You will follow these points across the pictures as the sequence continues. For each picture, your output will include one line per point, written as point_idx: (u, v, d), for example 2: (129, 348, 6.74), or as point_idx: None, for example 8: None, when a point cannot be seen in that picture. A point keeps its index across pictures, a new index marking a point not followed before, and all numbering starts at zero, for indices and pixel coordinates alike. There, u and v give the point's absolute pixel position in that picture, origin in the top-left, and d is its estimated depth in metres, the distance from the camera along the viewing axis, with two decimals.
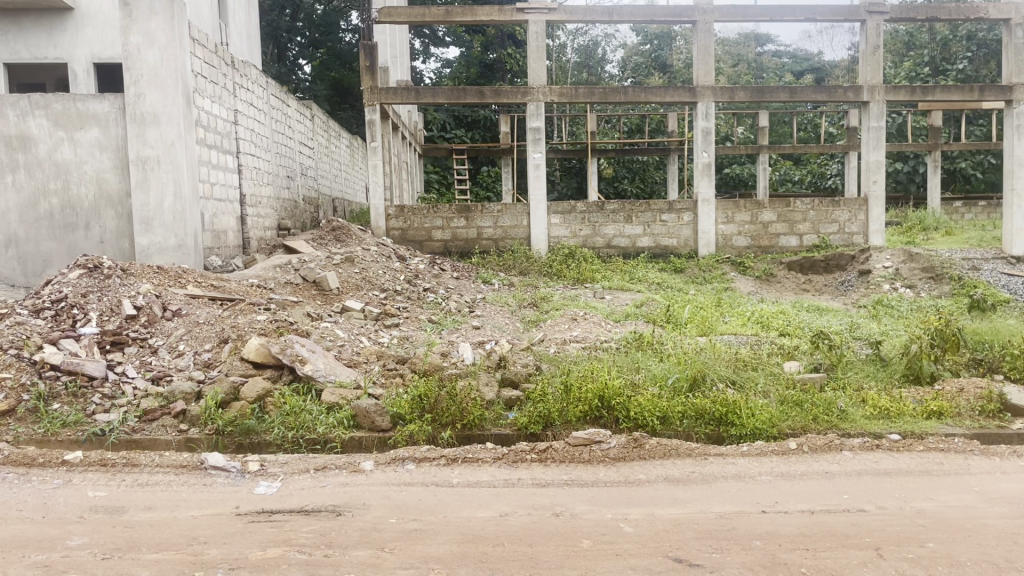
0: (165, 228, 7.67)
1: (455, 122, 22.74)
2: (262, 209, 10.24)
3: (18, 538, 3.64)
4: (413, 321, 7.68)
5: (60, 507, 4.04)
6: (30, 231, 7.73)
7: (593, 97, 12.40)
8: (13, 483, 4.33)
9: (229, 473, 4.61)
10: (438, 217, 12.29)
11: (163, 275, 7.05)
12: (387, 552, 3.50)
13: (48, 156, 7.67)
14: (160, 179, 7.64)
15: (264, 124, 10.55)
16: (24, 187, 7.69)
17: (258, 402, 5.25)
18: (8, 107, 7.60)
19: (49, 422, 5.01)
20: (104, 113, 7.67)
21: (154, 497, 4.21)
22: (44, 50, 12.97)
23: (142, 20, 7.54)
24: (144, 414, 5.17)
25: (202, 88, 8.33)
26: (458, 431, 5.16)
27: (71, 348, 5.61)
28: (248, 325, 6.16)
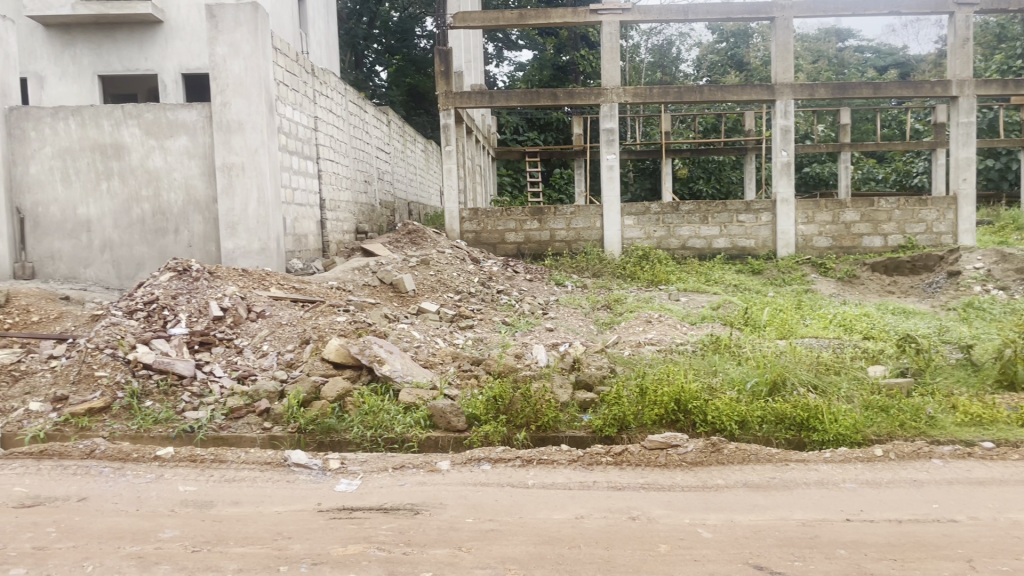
0: (249, 232, 7.92)
1: (528, 125, 22.84)
2: (341, 212, 10.47)
3: (114, 529, 3.82)
4: (486, 322, 7.73)
5: (153, 501, 4.21)
6: (123, 235, 8.08)
7: (667, 96, 12.29)
8: (110, 477, 4.54)
9: (311, 470, 4.74)
10: (511, 219, 12.33)
11: (248, 277, 7.30)
12: (465, 551, 3.54)
13: (141, 164, 8.01)
14: (245, 185, 7.91)
15: (343, 130, 10.79)
16: (118, 194, 8.04)
17: (338, 402, 5.40)
18: (103, 117, 7.97)
19: (142, 419, 5.23)
20: (193, 122, 7.97)
21: (241, 493, 4.36)
22: (135, 62, 13.58)
23: (228, 32, 7.82)
24: (230, 411, 5.36)
25: (284, 97, 8.58)
26: (532, 433, 5.18)
27: (161, 348, 5.83)
28: (329, 326, 6.31)
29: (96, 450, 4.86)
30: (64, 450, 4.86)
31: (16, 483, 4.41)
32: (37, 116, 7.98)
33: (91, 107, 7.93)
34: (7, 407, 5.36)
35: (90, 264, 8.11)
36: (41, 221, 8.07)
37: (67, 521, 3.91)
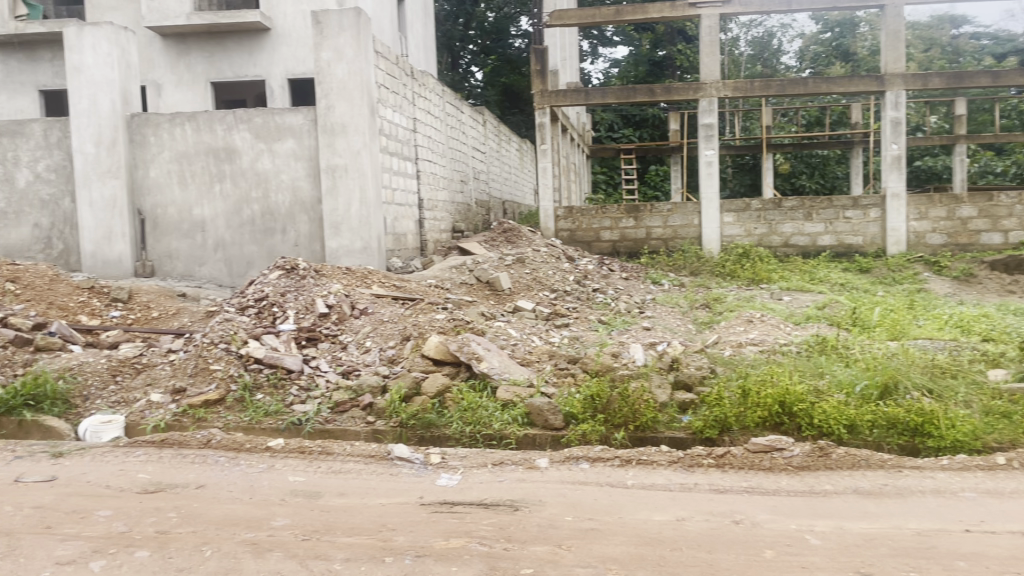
0: (352, 231, 8.17)
1: (623, 122, 22.65)
2: (438, 212, 10.63)
3: (230, 516, 4.00)
4: (582, 321, 7.70)
5: (266, 490, 4.40)
6: (234, 235, 8.43)
7: (770, 89, 11.95)
8: (226, 466, 4.76)
9: (413, 464, 4.84)
10: (607, 217, 12.26)
11: (351, 275, 7.51)
12: (565, 549, 3.55)
13: (250, 167, 8.34)
14: (348, 186, 8.15)
15: (440, 130, 10.97)
16: (230, 195, 8.39)
17: (437, 397, 5.50)
18: (216, 122, 8.34)
19: (254, 411, 5.47)
20: (299, 125, 8.26)
21: (347, 484, 4.50)
22: (245, 69, 14.15)
23: (332, 37, 8.06)
24: (335, 405, 5.54)
25: (385, 99, 8.78)
26: (631, 433, 5.16)
27: (271, 343, 6.07)
28: (429, 323, 6.42)
29: (213, 439, 5.10)
30: (183, 439, 5.12)
31: (141, 469, 4.68)
32: (156, 123, 8.42)
33: (205, 113, 8.31)
34: (131, 397, 5.69)
35: (204, 262, 8.49)
36: (160, 222, 8.51)
37: (187, 507, 4.12)
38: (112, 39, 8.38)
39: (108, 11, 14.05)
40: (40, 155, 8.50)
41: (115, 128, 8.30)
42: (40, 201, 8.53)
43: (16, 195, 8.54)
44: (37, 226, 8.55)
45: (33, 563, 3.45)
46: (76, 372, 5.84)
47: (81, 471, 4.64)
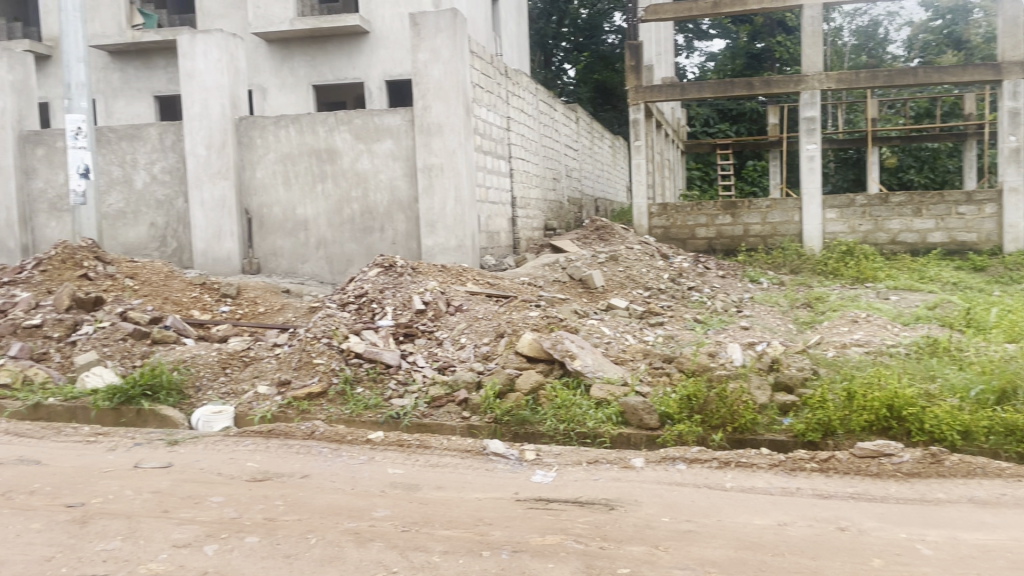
0: (447, 230, 8.32)
1: (719, 117, 22.18)
2: (531, 210, 10.68)
3: (334, 506, 4.13)
4: (678, 320, 7.58)
5: (366, 481, 4.52)
6: (335, 234, 8.68)
7: (876, 80, 11.49)
8: (329, 457, 4.92)
9: (508, 459, 4.89)
10: (702, 214, 12.03)
11: (446, 273, 7.63)
12: (662, 550, 3.51)
13: (351, 167, 8.57)
14: (444, 185, 8.29)
15: (534, 128, 11.01)
16: (331, 195, 8.65)
17: (531, 394, 5.52)
18: (318, 124, 8.60)
19: (354, 404, 5.63)
20: (397, 126, 8.44)
21: (444, 478, 4.58)
22: (345, 71, 14.55)
23: (429, 39, 8.21)
24: (432, 400, 5.64)
25: (480, 99, 8.89)
26: (729, 434, 5.07)
27: (371, 338, 6.23)
28: (522, 321, 6.46)
29: (316, 431, 5.28)
30: (288, 430, 5.31)
31: (249, 458, 4.89)
32: (263, 125, 8.75)
33: (308, 116, 8.58)
34: (240, 389, 5.94)
35: (306, 260, 8.78)
36: (265, 221, 8.84)
37: (292, 496, 4.28)
38: (222, 45, 8.73)
39: (216, 18, 14.67)
40: (156, 157, 8.95)
41: (225, 131, 8.67)
42: (155, 201, 8.99)
43: (134, 196, 9.03)
44: (153, 225, 9.02)
45: (151, 545, 3.65)
46: (189, 364, 6.15)
47: (195, 458, 4.88)
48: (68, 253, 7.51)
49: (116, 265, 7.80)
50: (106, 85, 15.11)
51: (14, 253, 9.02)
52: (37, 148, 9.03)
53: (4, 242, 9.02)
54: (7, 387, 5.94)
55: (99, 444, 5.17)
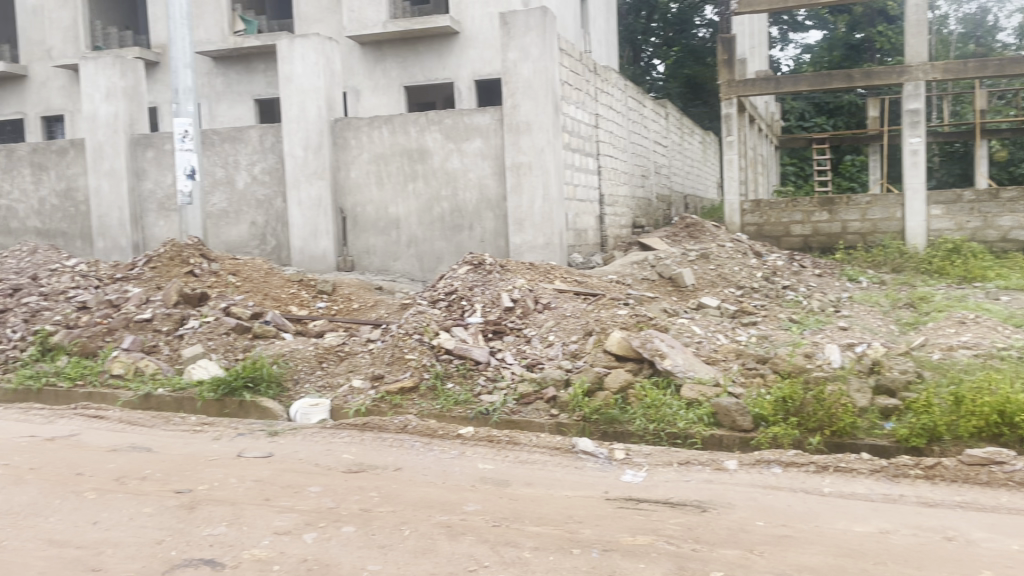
0: (535, 228, 8.35)
1: (815, 110, 21.49)
2: (619, 207, 10.61)
3: (426, 499, 4.21)
4: (772, 319, 7.39)
5: (458, 476, 4.58)
6: (425, 232, 8.83)
7: (986, 70, 10.92)
8: (421, 451, 5.01)
9: (598, 458, 4.87)
10: (797, 210, 11.65)
11: (534, 271, 7.66)
12: (757, 554, 3.44)
13: (441, 166, 8.70)
14: (532, 183, 8.33)
15: (622, 125, 10.94)
16: (422, 194, 8.79)
17: (621, 393, 5.49)
18: (410, 125, 8.76)
19: (445, 400, 5.71)
20: (486, 125, 8.53)
21: (534, 475, 4.60)
22: (435, 72, 14.78)
23: (519, 37, 8.26)
24: (521, 397, 5.68)
25: (569, 97, 8.88)
26: (827, 438, 4.92)
27: (460, 335, 6.32)
28: (611, 319, 6.43)
29: (409, 425, 5.39)
30: (382, 423, 5.44)
31: (345, 450, 5.03)
32: (357, 126, 8.97)
33: (401, 116, 8.76)
34: (335, 382, 6.12)
35: (398, 258, 8.95)
36: (359, 220, 9.07)
37: (386, 487, 4.38)
38: (319, 49, 9.00)
39: (313, 22, 15.11)
40: (256, 159, 9.30)
41: (321, 132, 8.94)
42: (256, 201, 9.34)
43: (236, 196, 9.40)
44: (253, 224, 9.38)
45: (254, 531, 3.80)
46: (288, 358, 6.37)
47: (294, 449, 5.06)
48: (176, 250, 7.92)
49: (220, 262, 8.14)
50: (210, 89, 15.77)
51: (126, 251, 9.52)
52: (147, 151, 9.52)
53: (116, 240, 9.54)
54: (121, 377, 6.29)
55: (205, 434, 5.42)
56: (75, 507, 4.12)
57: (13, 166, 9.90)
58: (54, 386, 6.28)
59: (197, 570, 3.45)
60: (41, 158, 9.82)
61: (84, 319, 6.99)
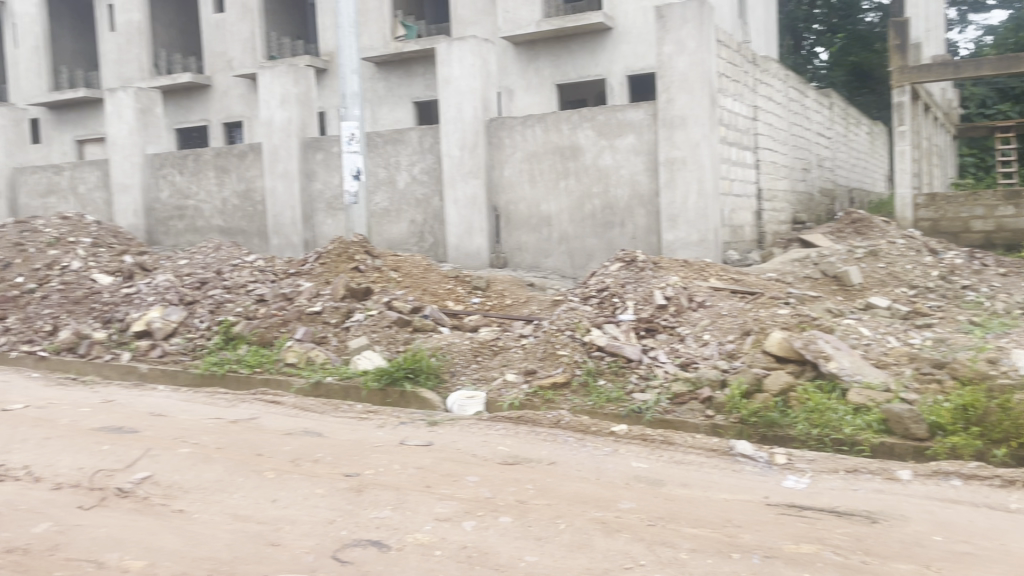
0: (690, 224, 8.21)
1: (999, 96, 19.81)
2: (778, 203, 10.23)
3: (581, 494, 4.23)
4: (950, 321, 6.88)
5: (612, 472, 4.58)
6: (577, 229, 8.86)
7: None
8: (575, 446, 5.05)
9: (757, 462, 4.74)
10: (980, 205, 10.59)
11: (688, 268, 7.51)
12: (934, 571, 3.23)
13: (593, 163, 8.70)
14: (686, 178, 8.18)
15: (783, 117, 10.54)
16: (574, 191, 8.83)
17: (781, 396, 5.31)
18: (563, 122, 8.83)
19: (597, 396, 5.72)
20: (640, 121, 8.45)
21: (690, 475, 4.53)
22: (588, 69, 14.80)
23: (674, 30, 8.14)
24: (675, 396, 5.59)
25: (726, 89, 8.64)
26: (1014, 451, 4.57)
27: (612, 332, 6.30)
28: (771, 318, 6.21)
29: (562, 420, 5.44)
30: (535, 418, 5.51)
31: (501, 442, 5.14)
32: (511, 125, 9.12)
33: (554, 114, 8.83)
34: (489, 375, 6.26)
35: (549, 254, 9.04)
36: (512, 217, 9.22)
37: (541, 481, 4.45)
38: (476, 51, 9.22)
39: (469, 25, 15.49)
40: (415, 159, 9.66)
41: (477, 132, 9.17)
42: (414, 200, 9.71)
43: (396, 195, 9.80)
44: (412, 222, 9.74)
45: (417, 516, 3.96)
46: (446, 351, 6.59)
47: (452, 439, 5.23)
48: (342, 248, 8.38)
49: (382, 258, 8.53)
50: (373, 93, 16.54)
51: (298, 248, 10.19)
52: (317, 153, 10.12)
53: (289, 237, 10.21)
54: (294, 366, 6.74)
55: (370, 421, 5.71)
56: (256, 485, 4.44)
57: (199, 170, 10.79)
58: (235, 372, 6.78)
59: (365, 550, 3.64)
60: (224, 162, 10.64)
61: (261, 310, 7.53)
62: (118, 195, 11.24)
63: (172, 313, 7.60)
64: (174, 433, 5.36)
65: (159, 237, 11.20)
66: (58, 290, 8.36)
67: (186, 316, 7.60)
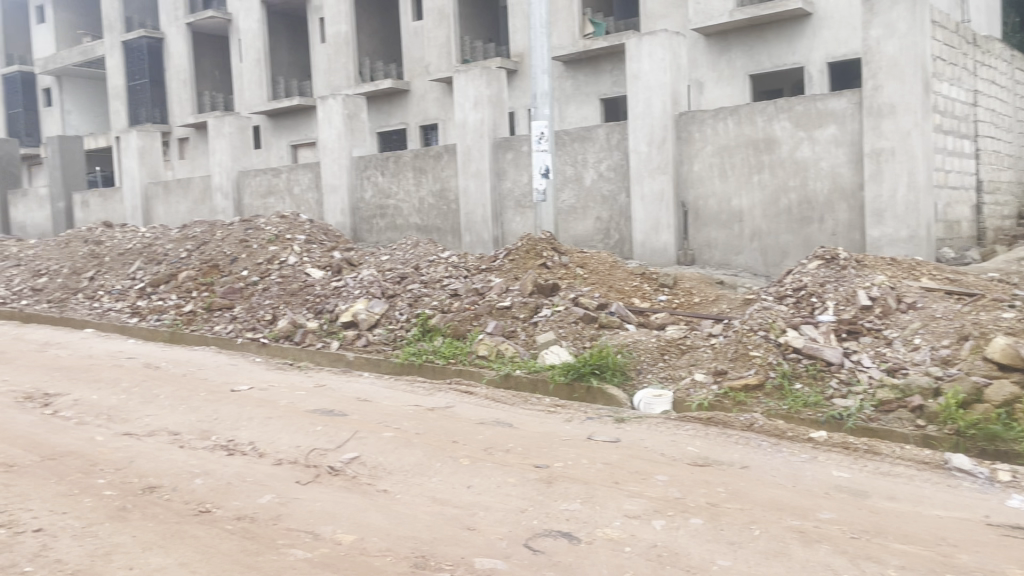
0: (897, 219, 7.66)
1: None
2: (1001, 195, 9.31)
3: (776, 500, 4.09)
4: None
5: (809, 480, 4.39)
6: (771, 225, 8.51)
7: None
8: (769, 451, 4.88)
9: (976, 478, 4.36)
10: None
11: (897, 266, 7.01)
12: None
13: (790, 156, 8.32)
14: (894, 170, 7.64)
15: (1008, 101, 9.58)
16: (768, 185, 8.49)
17: (1005, 407, 4.85)
18: (757, 114, 8.51)
19: (793, 401, 5.49)
20: (842, 110, 7.98)
21: (897, 488, 4.24)
22: (784, 58, 14.15)
23: (883, 13, 7.62)
24: (880, 403, 5.25)
25: (941, 73, 7.97)
26: None
27: (810, 334, 6.01)
28: (993, 322, 5.66)
29: (756, 424, 5.28)
30: (727, 420, 5.38)
31: (691, 443, 5.06)
32: (701, 119, 8.92)
33: (748, 105, 8.53)
34: (677, 375, 6.17)
35: (741, 251, 8.76)
36: (701, 213, 9.02)
37: (734, 484, 4.33)
38: (667, 45, 9.08)
39: (659, 18, 15.29)
40: (603, 156, 9.67)
41: (666, 127, 9.04)
42: (601, 197, 9.73)
43: (583, 192, 9.88)
44: (599, 219, 9.78)
45: (607, 512, 3.99)
46: (632, 348, 6.56)
47: (641, 437, 5.21)
48: (531, 244, 8.56)
49: (569, 255, 8.63)
50: (561, 92, 16.74)
51: (488, 245, 10.53)
52: (507, 153, 10.40)
53: (480, 235, 10.58)
54: (485, 358, 6.98)
55: (558, 415, 5.81)
56: (452, 471, 4.65)
57: (399, 171, 11.43)
58: (432, 362, 7.13)
59: (556, 541, 3.71)
60: (421, 163, 11.20)
61: (455, 304, 7.86)
62: (328, 196, 12.14)
63: (376, 305, 8.12)
64: (378, 417, 5.72)
65: (362, 235, 11.97)
66: (278, 283, 9.17)
67: (387, 309, 8.09)
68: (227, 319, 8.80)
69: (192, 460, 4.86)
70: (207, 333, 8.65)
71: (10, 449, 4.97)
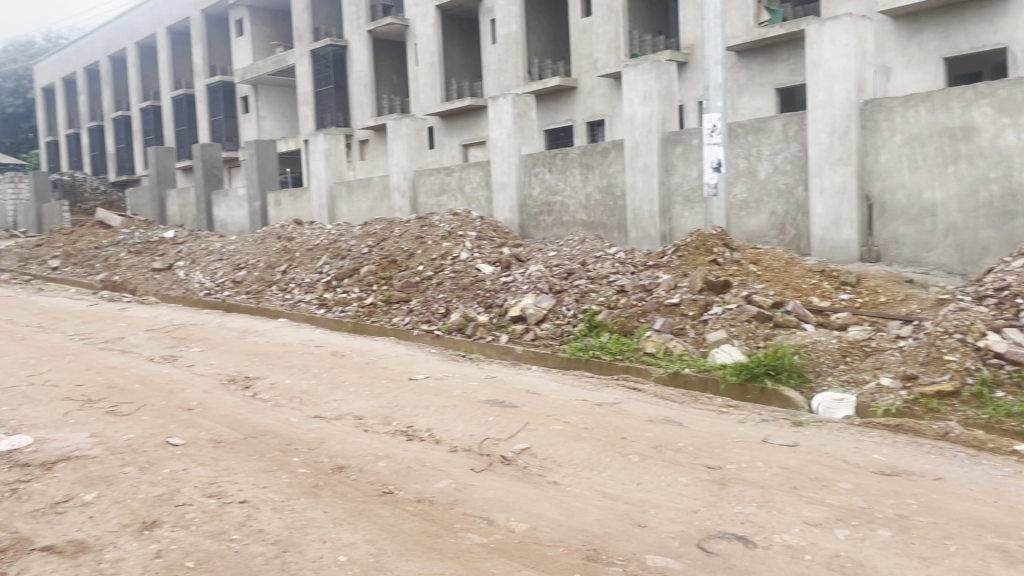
0: None
1: None
2: None
3: (976, 516, 3.79)
4: None
5: (1013, 497, 4.04)
6: (968, 220, 7.88)
7: None
8: (965, 462, 4.53)
9: None
10: None
11: None
12: None
13: (991, 145, 7.65)
14: None
15: None
16: (965, 177, 7.85)
17: None
18: (953, 100, 7.88)
19: (994, 410, 5.07)
20: None
21: None
22: (985, 38, 12.99)
23: None
24: None
25: None
26: None
27: (1015, 337, 5.54)
28: None
29: (951, 433, 4.92)
30: (917, 428, 5.06)
31: (876, 450, 4.79)
32: (889, 107, 8.37)
33: (943, 91, 7.92)
34: (861, 378, 5.85)
35: (933, 248, 8.17)
36: (888, 207, 8.48)
37: (925, 497, 4.06)
38: (851, 29, 8.60)
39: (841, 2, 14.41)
40: (779, 148, 9.29)
41: (848, 117, 8.57)
42: (777, 191, 9.36)
43: (757, 185, 9.54)
44: (774, 213, 9.42)
45: (785, 517, 3.86)
46: (811, 349, 6.28)
47: (820, 442, 4.99)
48: (701, 240, 8.39)
49: (742, 251, 8.39)
50: (733, 83, 16.26)
51: (655, 240, 10.41)
52: (677, 147, 10.23)
53: (647, 230, 10.49)
54: (653, 355, 6.93)
55: (731, 416, 5.68)
56: (622, 466, 4.66)
57: (567, 167, 11.52)
58: (599, 358, 7.16)
59: (730, 543, 3.64)
60: (589, 159, 11.23)
61: (623, 300, 7.85)
62: (498, 193, 12.45)
63: (544, 300, 8.25)
64: (548, 410, 5.82)
65: (530, 231, 12.18)
66: (451, 278, 9.53)
67: (555, 304, 8.20)
68: (405, 311, 9.26)
69: (376, 443, 5.16)
70: (386, 324, 9.13)
71: (218, 427, 5.48)
